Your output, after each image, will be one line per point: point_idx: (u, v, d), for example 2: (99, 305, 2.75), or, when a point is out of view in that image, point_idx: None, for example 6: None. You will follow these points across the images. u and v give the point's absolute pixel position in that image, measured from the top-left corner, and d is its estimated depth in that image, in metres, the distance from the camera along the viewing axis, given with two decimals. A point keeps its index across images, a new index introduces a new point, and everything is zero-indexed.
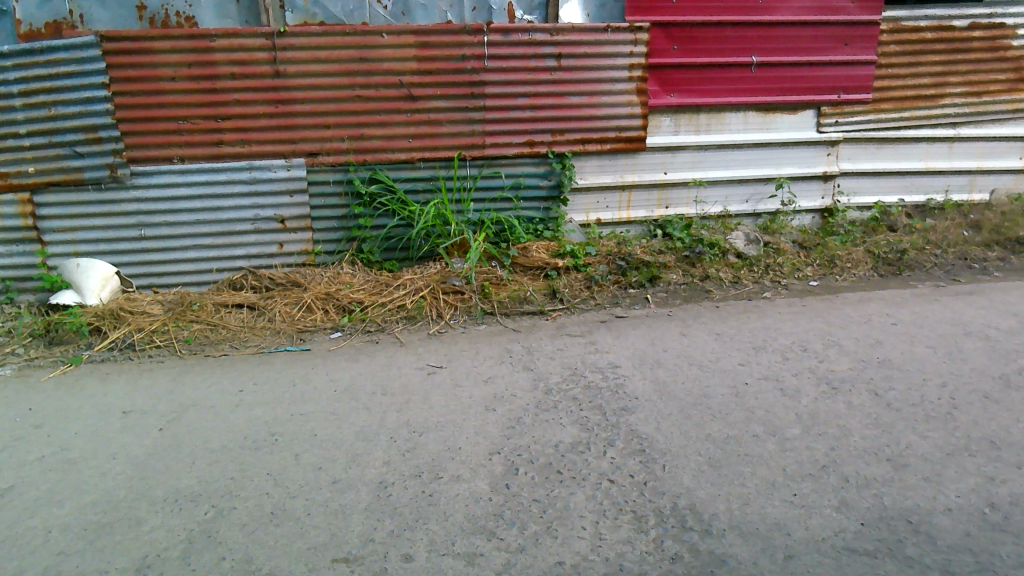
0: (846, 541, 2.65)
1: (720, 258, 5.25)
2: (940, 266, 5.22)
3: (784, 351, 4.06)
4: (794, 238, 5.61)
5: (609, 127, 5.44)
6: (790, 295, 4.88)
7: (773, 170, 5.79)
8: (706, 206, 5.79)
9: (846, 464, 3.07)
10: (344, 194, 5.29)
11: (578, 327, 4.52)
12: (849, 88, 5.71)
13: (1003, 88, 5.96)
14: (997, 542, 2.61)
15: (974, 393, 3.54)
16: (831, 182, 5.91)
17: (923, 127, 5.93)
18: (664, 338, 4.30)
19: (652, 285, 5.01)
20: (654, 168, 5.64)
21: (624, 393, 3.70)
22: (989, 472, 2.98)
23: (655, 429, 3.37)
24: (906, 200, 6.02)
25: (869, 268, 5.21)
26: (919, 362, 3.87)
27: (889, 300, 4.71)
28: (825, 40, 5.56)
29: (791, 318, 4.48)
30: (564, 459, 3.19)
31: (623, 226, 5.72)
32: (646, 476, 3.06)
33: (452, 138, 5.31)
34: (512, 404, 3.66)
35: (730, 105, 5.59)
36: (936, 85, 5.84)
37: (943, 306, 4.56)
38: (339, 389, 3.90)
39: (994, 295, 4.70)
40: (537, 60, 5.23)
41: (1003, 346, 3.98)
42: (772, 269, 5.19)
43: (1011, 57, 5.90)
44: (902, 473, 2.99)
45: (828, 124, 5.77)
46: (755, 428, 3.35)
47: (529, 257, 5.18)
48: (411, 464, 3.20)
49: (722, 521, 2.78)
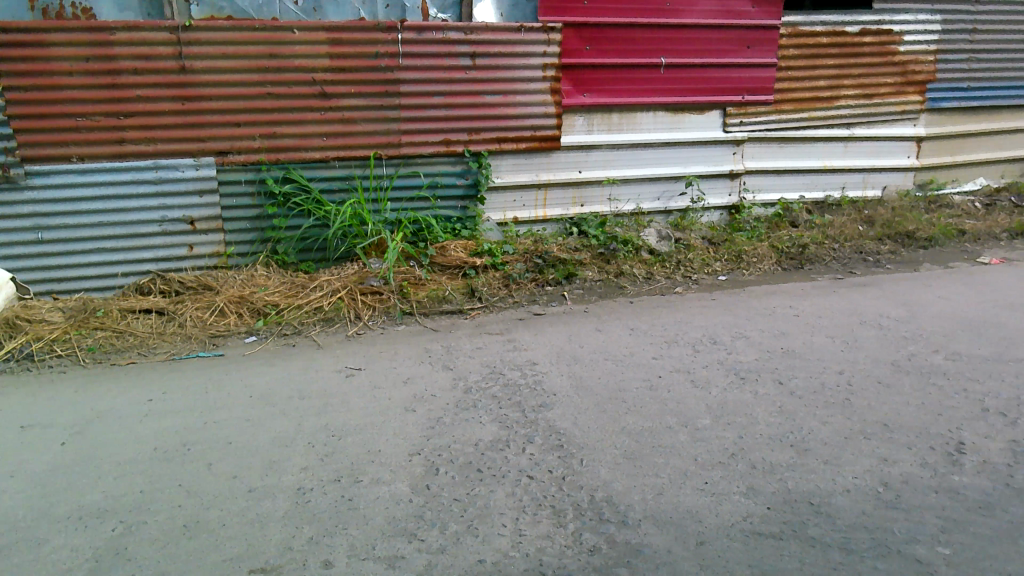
0: (753, 525, 2.78)
1: (633, 254, 5.38)
2: (838, 259, 5.50)
3: (694, 344, 4.20)
4: (704, 234, 5.79)
5: (524, 126, 5.49)
6: (700, 290, 5.05)
7: (682, 169, 5.95)
8: (620, 203, 5.90)
9: (754, 451, 3.21)
10: (256, 194, 5.16)
11: (497, 325, 4.56)
12: (752, 89, 5.94)
13: (892, 91, 6.32)
14: (891, 519, 2.79)
15: (869, 379, 3.76)
16: (738, 180, 6.11)
17: (821, 127, 6.22)
18: (582, 334, 4.39)
19: (568, 282, 5.09)
20: (568, 167, 5.72)
21: (543, 390, 3.76)
22: (882, 453, 3.17)
23: (572, 425, 3.44)
24: (807, 197, 6.30)
25: (773, 263, 5.44)
26: (819, 351, 4.08)
27: (792, 293, 4.93)
28: (730, 43, 5.78)
29: (701, 312, 4.65)
30: (484, 458, 3.22)
31: (539, 224, 5.77)
32: (565, 470, 3.12)
33: (367, 136, 5.25)
34: (432, 404, 3.67)
35: (641, 105, 5.73)
36: (831, 87, 6.14)
37: (841, 297, 4.80)
38: (255, 395, 3.81)
39: (886, 285, 4.98)
40: (451, 58, 5.24)
41: (894, 334, 4.24)
42: (683, 264, 5.35)
43: (898, 61, 6.26)
44: (804, 458, 3.16)
45: (734, 124, 5.98)
46: (668, 420, 3.46)
47: (447, 257, 5.19)
48: (330, 468, 3.16)
49: (637, 512, 2.87)
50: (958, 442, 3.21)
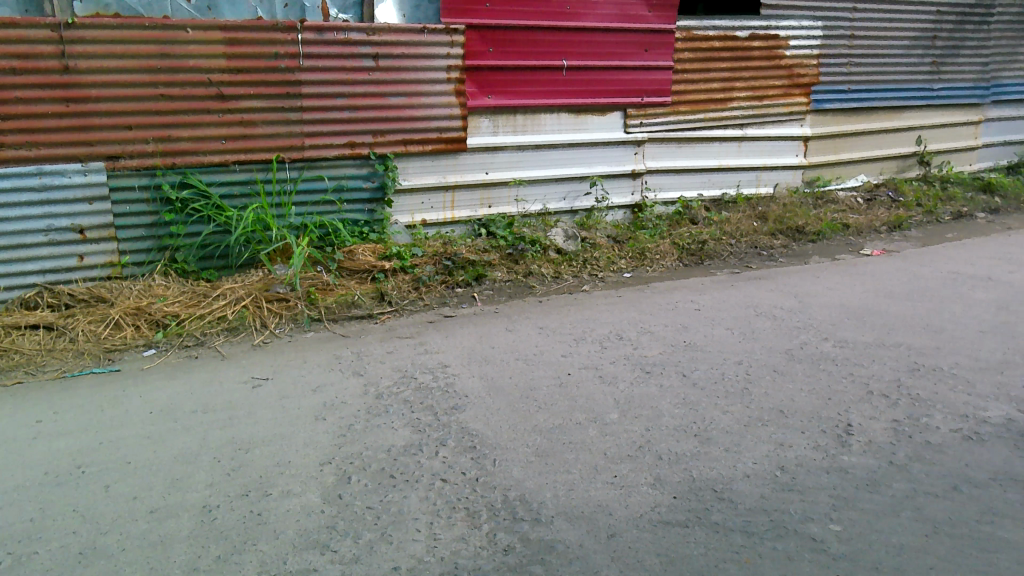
0: (660, 515, 2.88)
1: (541, 254, 5.46)
2: (734, 254, 5.74)
3: (602, 341, 4.31)
4: (608, 233, 5.93)
5: (429, 128, 5.48)
6: (606, 287, 5.18)
7: (586, 169, 6.07)
8: (527, 204, 5.96)
9: (661, 442, 3.33)
10: (151, 201, 4.95)
11: (407, 329, 4.54)
12: (651, 91, 6.12)
13: (780, 93, 6.65)
14: (788, 501, 2.94)
15: (765, 368, 3.95)
16: (640, 180, 6.28)
17: (716, 127, 6.47)
18: (492, 334, 4.43)
19: (478, 283, 5.13)
20: (474, 169, 5.74)
21: (455, 392, 3.77)
22: (779, 438, 3.34)
23: (484, 426, 3.47)
24: (705, 195, 6.54)
25: (674, 259, 5.63)
26: (719, 343, 4.25)
27: (693, 288, 5.12)
28: (628, 46, 5.94)
29: (608, 309, 4.77)
30: (396, 463, 3.21)
31: (447, 226, 5.76)
32: (478, 472, 3.15)
33: (268, 139, 5.12)
34: (343, 411, 3.62)
35: (545, 107, 5.81)
36: (724, 89, 6.40)
37: (739, 291, 5.02)
38: (156, 411, 3.67)
39: (779, 278, 5.24)
40: (354, 59, 5.17)
41: (788, 324, 4.47)
42: (589, 263, 5.47)
43: (785, 65, 6.59)
44: (707, 447, 3.29)
45: (634, 125, 6.14)
46: (578, 416, 3.54)
47: (355, 261, 5.12)
48: (237, 483, 3.08)
49: (550, 508, 2.92)
50: (846, 424, 3.42)
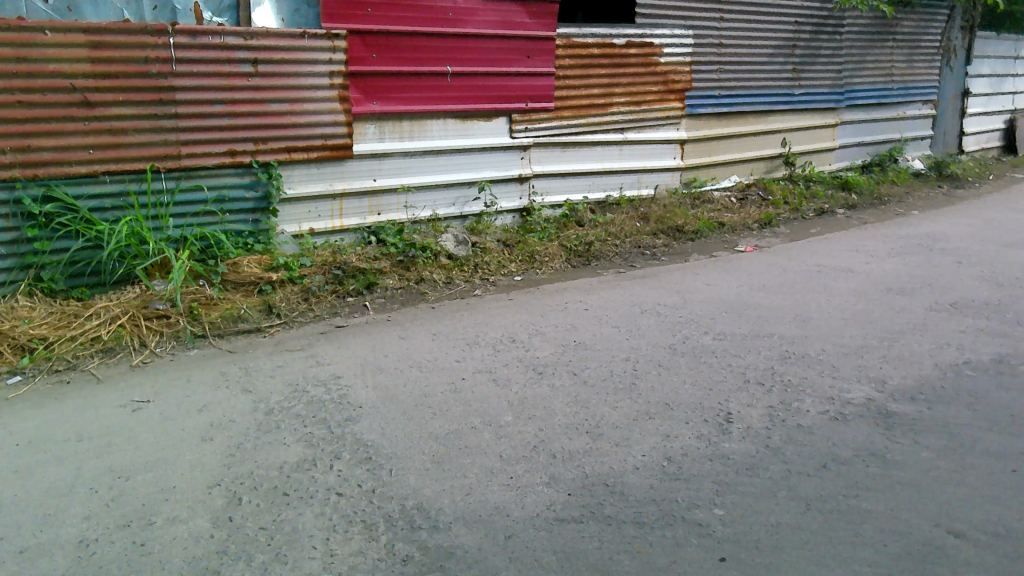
0: (556, 513, 2.96)
1: (432, 260, 5.48)
2: (620, 254, 5.95)
3: (494, 344, 4.37)
4: (498, 237, 6.01)
5: (314, 135, 5.38)
6: (498, 291, 5.25)
7: (474, 174, 6.12)
8: (416, 210, 5.95)
9: (554, 441, 3.41)
10: (10, 216, 4.59)
11: (297, 341, 4.45)
12: (535, 97, 6.25)
13: (657, 98, 6.93)
14: (675, 490, 3.08)
15: (651, 362, 4.12)
16: (527, 184, 6.39)
17: (598, 131, 6.67)
18: (385, 343, 4.41)
19: (369, 292, 5.09)
20: (361, 176, 5.68)
21: (348, 404, 3.73)
22: (665, 430, 3.49)
23: (379, 436, 3.45)
24: (590, 197, 6.73)
25: (563, 261, 5.77)
26: (607, 341, 4.40)
27: (582, 288, 5.26)
28: (510, 52, 6.05)
29: (499, 312, 4.83)
30: (289, 480, 3.14)
31: (336, 235, 5.66)
32: (374, 483, 3.13)
33: (141, 148, 4.87)
34: (231, 430, 3.51)
35: (431, 113, 5.82)
36: (604, 95, 6.61)
37: (624, 289, 5.21)
38: (23, 443, 3.43)
39: (662, 276, 5.47)
40: (231, 64, 5.01)
41: (670, 319, 4.68)
42: (480, 267, 5.53)
43: (660, 71, 6.88)
44: (598, 442, 3.40)
45: (519, 130, 6.25)
46: (473, 420, 3.58)
47: (240, 274, 4.97)
48: (117, 514, 2.93)
49: (447, 515, 2.94)
50: (726, 413, 3.62)
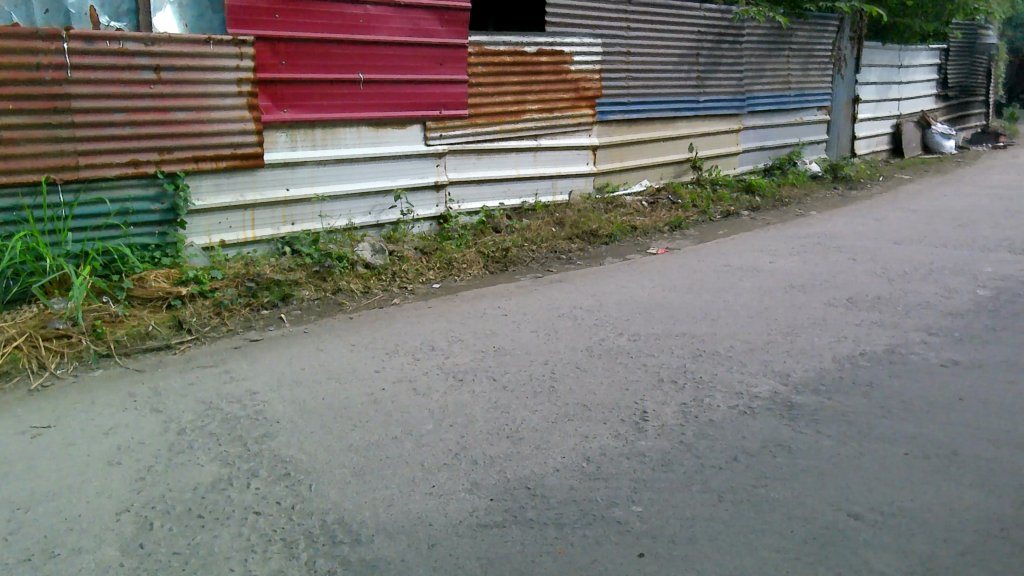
0: (478, 519, 2.97)
1: (349, 269, 5.43)
2: (536, 260, 6.04)
3: (414, 352, 4.37)
4: (416, 245, 5.99)
5: (222, 143, 5.24)
6: (416, 299, 5.24)
7: (389, 182, 6.08)
8: (332, 220, 5.87)
9: (475, 447, 3.44)
10: None
11: (210, 357, 4.32)
12: (448, 104, 6.27)
13: (568, 105, 7.06)
14: (595, 489, 3.15)
15: (569, 365, 4.21)
16: (443, 191, 6.40)
17: (512, 138, 6.74)
18: (302, 356, 4.34)
19: (284, 304, 5.00)
20: (273, 185, 5.56)
21: (265, 419, 3.65)
22: (583, 431, 3.57)
23: (298, 451, 3.40)
24: (506, 204, 6.80)
25: (481, 267, 5.81)
26: (525, 346, 4.46)
27: (499, 294, 5.32)
28: (423, 59, 6.05)
29: (418, 321, 4.83)
30: (204, 502, 3.06)
31: (248, 246, 5.52)
32: (293, 499, 3.07)
33: (35, 159, 4.63)
34: (141, 452, 3.39)
35: (344, 120, 5.76)
36: (518, 102, 6.70)
37: (542, 294, 5.29)
38: None
39: (578, 280, 5.58)
40: (131, 71, 4.83)
41: (587, 322, 4.78)
42: (398, 276, 5.50)
43: (572, 79, 7.02)
44: (519, 446, 3.45)
45: (434, 137, 6.25)
46: (394, 430, 3.57)
47: (147, 289, 4.79)
48: (17, 548, 2.79)
49: (369, 527, 2.92)
50: (642, 412, 3.73)
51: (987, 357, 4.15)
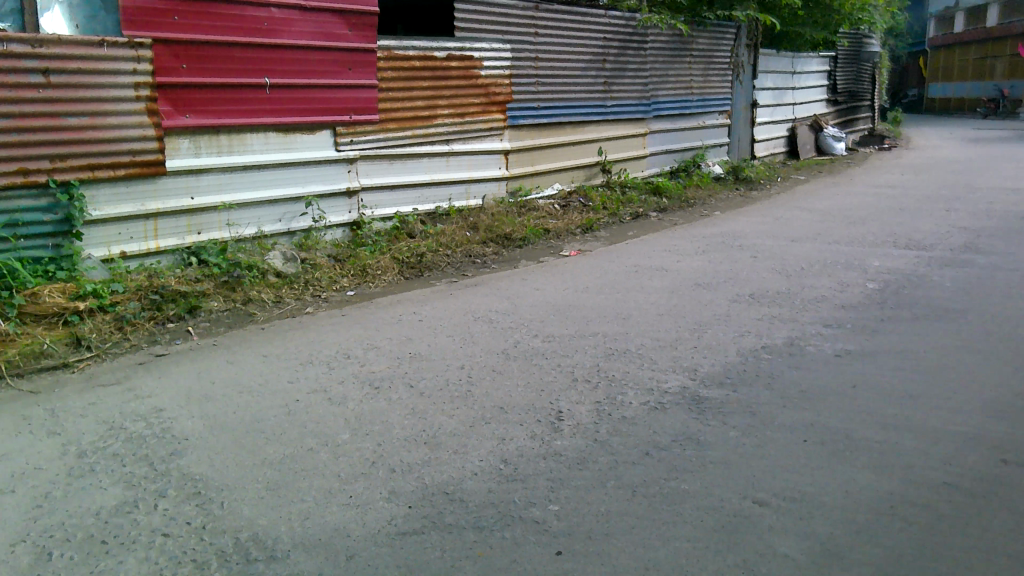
0: (397, 527, 2.95)
1: (259, 279, 5.31)
2: (452, 264, 6.05)
3: (329, 362, 4.31)
4: (329, 252, 5.91)
5: (120, 150, 5.03)
6: (330, 307, 5.17)
7: (299, 189, 5.98)
8: (240, 228, 5.72)
9: (392, 455, 3.42)
10: None
11: (113, 375, 4.14)
12: (358, 109, 6.21)
13: (480, 110, 7.11)
14: (513, 490, 3.18)
15: (485, 369, 4.24)
16: (355, 197, 6.33)
17: (424, 143, 6.74)
18: (211, 369, 4.21)
19: (192, 316, 4.86)
20: (177, 194, 5.37)
21: (173, 437, 3.54)
22: (500, 433, 3.61)
23: (208, 468, 3.30)
24: (420, 209, 6.79)
25: (396, 273, 5.78)
26: (441, 351, 4.47)
27: (415, 300, 5.31)
28: (331, 64, 5.98)
29: (333, 329, 4.77)
30: (108, 527, 2.93)
31: (151, 257, 5.31)
32: (204, 518, 2.98)
33: None
34: (37, 479, 3.22)
35: (250, 126, 5.62)
36: (428, 107, 6.70)
37: (457, 299, 5.31)
38: None
39: (493, 283, 5.63)
40: (18, 74, 4.58)
41: (502, 325, 4.83)
42: (311, 284, 5.42)
43: (482, 84, 7.08)
44: (437, 452, 3.45)
45: (345, 143, 6.18)
46: (309, 442, 3.52)
47: (40, 305, 4.55)
48: None
49: (285, 543, 2.85)
50: (557, 411, 3.80)
51: (876, 347, 4.42)
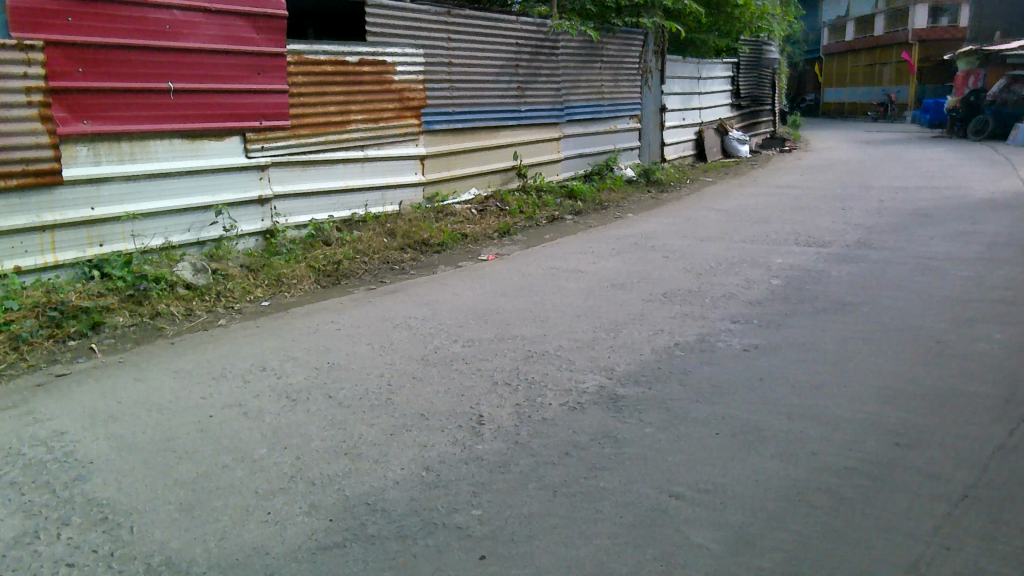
0: (318, 541, 2.90)
1: (168, 291, 5.13)
2: (370, 271, 6.00)
3: (243, 375, 4.20)
4: (242, 262, 5.75)
5: (12, 159, 4.75)
6: (244, 318, 5.04)
7: (208, 197, 5.80)
8: (146, 239, 5.50)
9: (311, 468, 3.37)
10: None
11: (9, 398, 3.92)
12: (268, 115, 6.08)
13: (394, 115, 7.07)
14: (435, 497, 3.18)
15: (405, 376, 4.23)
16: (268, 205, 6.19)
17: (338, 149, 6.65)
18: (118, 388, 4.04)
19: (95, 333, 4.65)
20: (76, 205, 5.12)
21: (77, 461, 3.38)
22: (421, 440, 3.60)
23: (116, 492, 3.17)
24: (336, 216, 6.69)
25: (312, 282, 5.68)
26: (360, 359, 4.43)
27: (332, 308, 5.24)
28: (238, 68, 5.83)
29: (248, 341, 4.66)
30: (6, 560, 2.78)
31: (49, 272, 5.03)
32: (112, 545, 2.86)
33: None
34: None
35: (153, 133, 5.42)
36: (341, 112, 6.62)
37: (376, 306, 5.26)
38: None
39: (411, 289, 5.61)
40: None
41: (422, 332, 4.82)
42: (223, 296, 5.27)
43: (396, 89, 7.04)
44: (357, 462, 3.42)
45: (255, 149, 6.04)
46: (223, 459, 3.43)
47: None
48: None
49: (200, 565, 2.76)
50: (478, 416, 3.82)
51: (781, 340, 4.63)
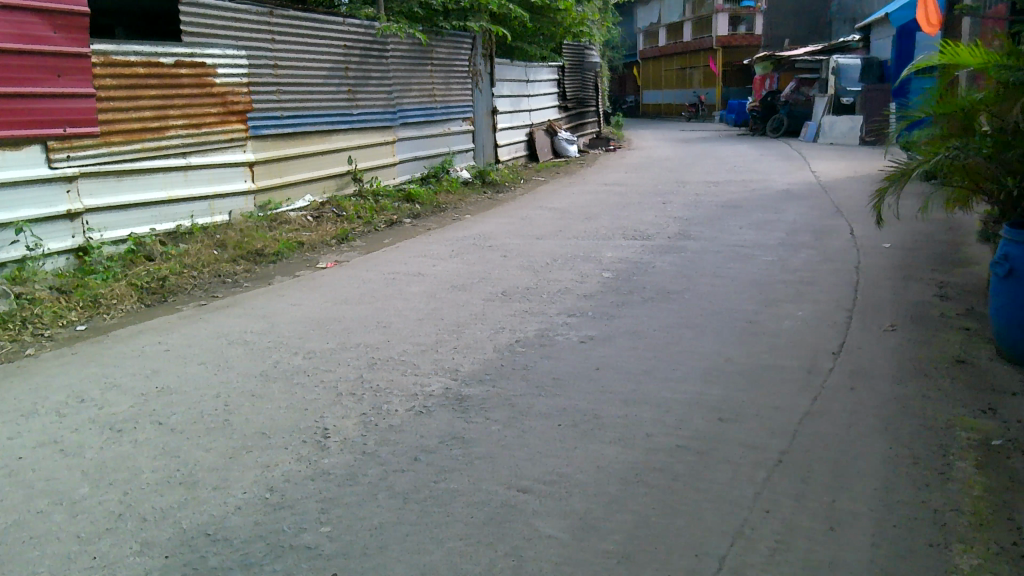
0: None
1: None
2: (199, 286, 5.69)
3: (58, 409, 3.87)
4: (50, 284, 5.26)
5: None
6: (56, 346, 4.62)
7: (7, 214, 5.23)
8: None
9: (142, 503, 3.16)
10: None
11: None
12: (74, 121, 5.58)
13: (217, 120, 6.74)
14: (281, 519, 3.08)
15: (243, 394, 4.06)
16: (78, 220, 5.70)
17: (156, 158, 6.25)
18: None
19: None
20: None
21: None
22: (264, 461, 3.48)
23: None
24: (158, 229, 6.29)
25: (134, 300, 5.30)
26: (192, 381, 4.20)
27: (159, 328, 4.92)
28: (35, 70, 5.31)
29: (62, 371, 4.28)
30: None
31: None
32: None
33: None
34: None
35: None
36: (157, 118, 6.23)
37: (207, 323, 5.01)
38: None
39: (246, 303, 5.39)
40: None
41: (258, 347, 4.65)
42: (29, 322, 4.80)
43: (217, 92, 6.72)
44: (194, 491, 3.25)
45: (59, 159, 5.53)
46: (38, 504, 3.14)
47: None
48: None
49: None
50: (323, 429, 3.75)
51: (615, 330, 4.89)
